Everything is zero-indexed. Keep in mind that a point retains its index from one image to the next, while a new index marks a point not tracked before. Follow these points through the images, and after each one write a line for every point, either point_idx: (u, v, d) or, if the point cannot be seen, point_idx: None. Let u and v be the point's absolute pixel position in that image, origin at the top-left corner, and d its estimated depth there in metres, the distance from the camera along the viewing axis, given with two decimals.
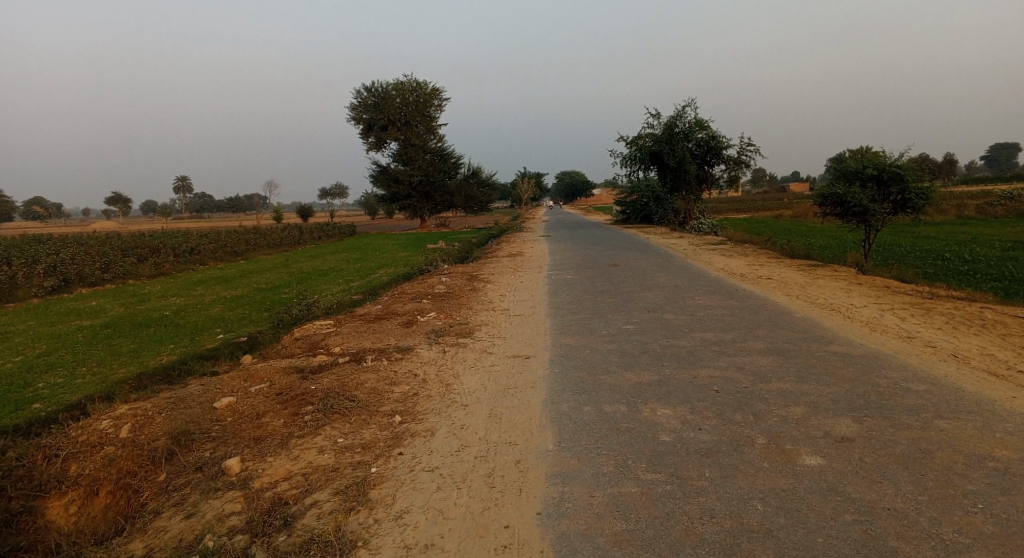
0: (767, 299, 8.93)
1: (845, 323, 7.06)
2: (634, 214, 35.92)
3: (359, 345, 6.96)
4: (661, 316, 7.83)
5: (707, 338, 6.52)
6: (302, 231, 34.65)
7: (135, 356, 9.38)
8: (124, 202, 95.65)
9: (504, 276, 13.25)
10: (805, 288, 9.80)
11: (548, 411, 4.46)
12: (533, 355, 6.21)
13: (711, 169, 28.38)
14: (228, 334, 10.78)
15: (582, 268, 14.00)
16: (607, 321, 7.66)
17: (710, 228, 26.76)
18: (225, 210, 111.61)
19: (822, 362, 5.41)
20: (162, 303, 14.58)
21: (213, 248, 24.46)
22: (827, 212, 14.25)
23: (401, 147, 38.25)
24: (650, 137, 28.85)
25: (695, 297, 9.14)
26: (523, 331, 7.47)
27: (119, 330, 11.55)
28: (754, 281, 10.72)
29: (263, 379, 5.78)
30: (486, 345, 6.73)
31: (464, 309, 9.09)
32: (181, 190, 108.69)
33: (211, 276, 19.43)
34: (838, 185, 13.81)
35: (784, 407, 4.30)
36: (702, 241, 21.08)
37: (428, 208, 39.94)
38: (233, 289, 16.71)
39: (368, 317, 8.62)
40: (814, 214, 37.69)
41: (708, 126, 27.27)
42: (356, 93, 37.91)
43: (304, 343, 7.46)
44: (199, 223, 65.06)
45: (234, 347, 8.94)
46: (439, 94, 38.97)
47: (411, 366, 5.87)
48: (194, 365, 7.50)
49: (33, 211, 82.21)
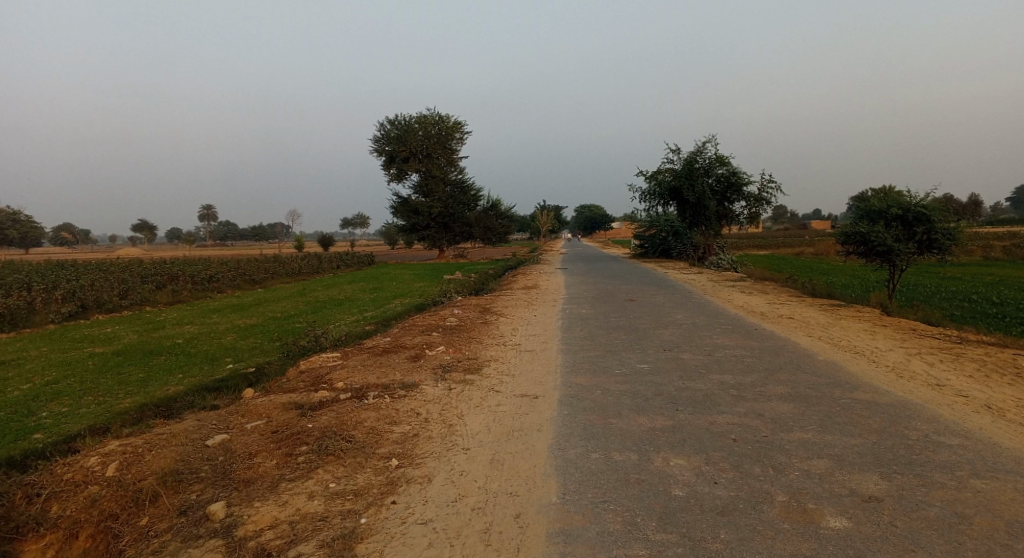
0: (788, 339, 8.56)
1: (871, 367, 6.68)
2: (652, 248, 35.66)
3: (364, 380, 6.80)
4: (676, 356, 7.53)
5: (724, 381, 6.20)
6: (321, 260, 34.97)
7: (142, 385, 9.31)
8: (152, 228, 98.13)
9: (518, 310, 13.04)
10: (827, 329, 9.41)
11: (553, 457, 4.21)
12: (541, 395, 5.97)
13: (731, 205, 28.16)
14: (237, 364, 10.69)
15: (598, 303, 13.75)
16: (620, 360, 7.39)
17: (729, 264, 26.37)
18: (249, 238, 113.66)
19: (847, 409, 5.04)
20: (176, 330, 14.64)
21: (233, 276, 24.73)
22: (850, 251, 13.87)
23: (422, 179, 38.72)
24: (669, 172, 28.81)
25: (713, 336, 8.83)
26: (533, 368, 7.24)
27: (131, 357, 11.56)
28: (774, 321, 10.35)
29: (260, 415, 5.64)
30: (493, 383, 6.51)
31: (474, 343, 8.90)
32: (208, 218, 111.09)
33: (228, 304, 19.57)
34: (861, 224, 13.47)
35: (807, 459, 3.96)
36: (721, 277, 20.72)
37: (447, 240, 40.13)
38: (248, 318, 16.74)
39: (376, 350, 8.47)
40: (835, 251, 37.03)
41: (727, 162, 27.16)
42: (379, 125, 38.64)
43: (309, 377, 7.33)
44: (222, 250, 66.19)
45: (240, 379, 8.82)
46: (461, 128, 39.55)
47: (414, 404, 5.67)
48: (198, 398, 7.39)
49: (66, 236, 84.74)
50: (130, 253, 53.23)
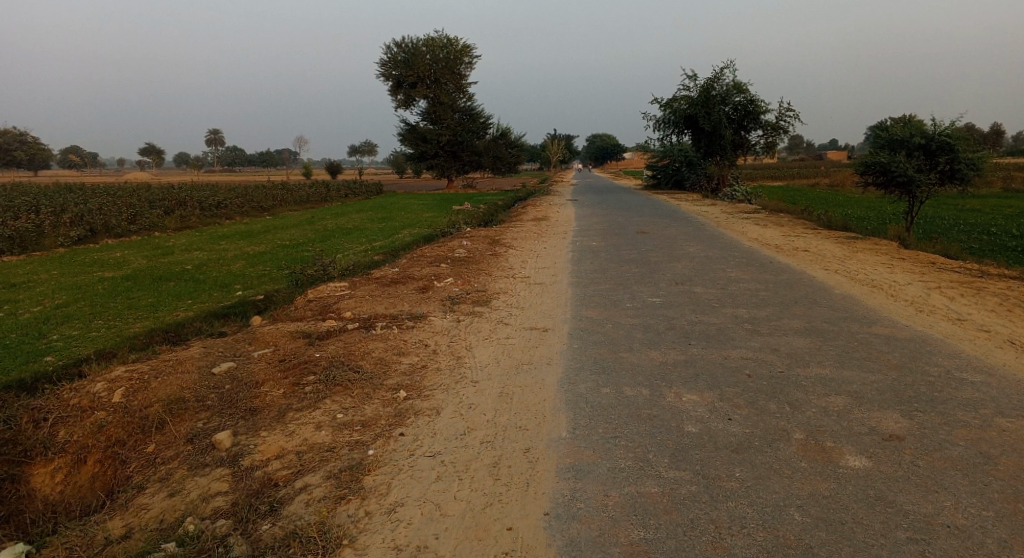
0: (803, 273, 8.34)
1: (889, 302, 6.49)
2: (663, 179, 34.84)
3: (372, 310, 6.71)
4: (689, 289, 7.36)
5: (738, 315, 6.05)
6: (328, 188, 34.50)
7: (152, 310, 9.32)
8: (159, 155, 97.19)
9: (526, 241, 12.83)
10: (844, 263, 9.16)
11: (563, 391, 4.13)
12: (550, 328, 5.88)
13: (748, 134, 27.16)
14: (246, 291, 10.66)
15: (608, 235, 13.48)
16: (631, 293, 7.24)
17: (743, 196, 25.75)
18: (255, 166, 112.36)
19: (864, 344, 4.89)
20: (185, 257, 14.59)
21: (240, 203, 24.47)
22: (868, 182, 13.36)
23: (430, 105, 37.50)
24: (684, 99, 27.64)
25: (726, 269, 8.62)
26: (543, 301, 7.12)
27: (140, 283, 11.55)
28: (789, 254, 10.09)
29: (267, 344, 5.59)
30: (502, 316, 6.41)
31: (483, 275, 8.76)
32: (213, 144, 109.54)
33: (236, 232, 19.46)
34: (881, 154, 12.90)
35: (823, 396, 3.84)
36: (735, 209, 20.27)
37: (455, 169, 39.34)
38: (256, 245, 16.64)
39: (384, 280, 8.35)
40: (853, 183, 36.03)
41: (746, 89, 25.98)
42: (385, 47, 37.03)
43: (316, 305, 7.25)
44: (229, 177, 65.49)
45: (249, 306, 8.78)
46: (470, 51, 37.82)
47: (422, 336, 5.59)
48: (206, 324, 7.36)
49: (72, 161, 84.15)
50: (137, 178, 52.70)
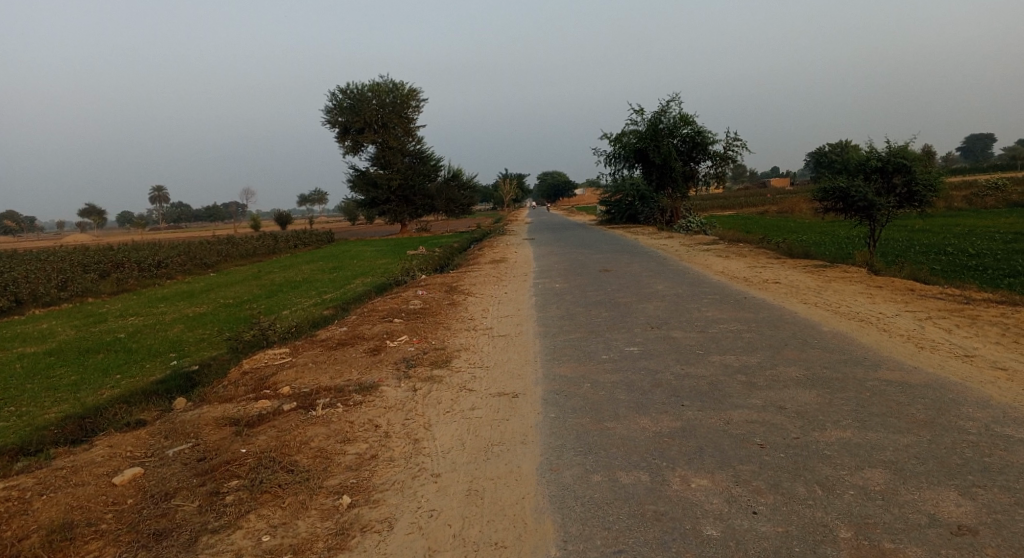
0: (782, 308, 7.92)
1: (883, 339, 6.08)
2: (618, 214, 35.05)
3: (314, 382, 5.81)
4: (668, 334, 6.78)
5: (729, 365, 5.48)
6: (277, 240, 33.19)
7: (71, 391, 8.11)
8: (97, 211, 93.23)
9: (487, 287, 12.15)
10: (820, 294, 8.84)
11: (546, 485, 3.37)
12: (521, 393, 5.14)
13: (697, 165, 27.57)
14: (183, 360, 9.53)
15: (571, 275, 12.95)
16: (605, 342, 6.62)
17: (699, 226, 25.95)
18: (202, 220, 109.02)
19: (879, 397, 4.39)
20: (117, 323, 13.24)
21: (182, 260, 22.97)
22: (827, 207, 13.34)
23: (379, 150, 36.94)
24: (633, 134, 27.94)
25: (702, 308, 8.15)
26: (509, 358, 6.39)
27: (61, 358, 10.24)
28: (761, 287, 9.73)
29: (186, 437, 4.57)
30: (464, 380, 5.62)
31: (441, 330, 7.97)
32: (158, 200, 106.14)
33: (176, 291, 18.10)
34: (840, 179, 12.92)
35: (857, 472, 3.26)
36: (695, 241, 20.25)
37: (409, 213, 38.66)
38: (199, 305, 15.39)
39: (331, 343, 7.45)
40: (800, 209, 37.11)
41: (692, 121, 26.46)
42: (331, 96, 36.55)
43: (252, 379, 6.29)
44: (173, 233, 63.08)
45: (183, 380, 7.71)
46: (418, 96, 37.68)
47: (371, 414, 4.74)
48: (128, 408, 6.32)
49: (1, 224, 79.87)
50: (73, 241, 49.72)
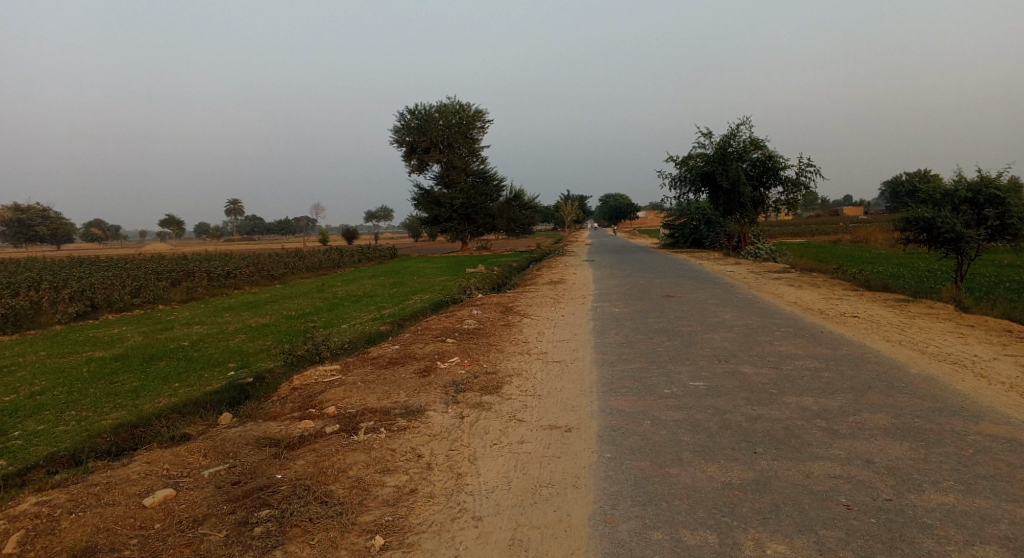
0: (863, 345, 7.20)
1: (982, 385, 5.35)
2: (681, 238, 34.03)
3: (361, 403, 5.66)
4: (736, 369, 6.24)
5: (806, 408, 4.91)
6: (341, 254, 34.17)
7: (132, 397, 8.36)
8: (182, 224, 99.81)
9: (542, 308, 11.84)
10: (905, 331, 8.02)
11: (597, 540, 3.00)
12: (574, 427, 4.78)
13: (767, 190, 26.40)
14: (240, 371, 9.70)
15: (631, 300, 12.45)
16: (666, 375, 6.15)
17: (767, 253, 24.74)
18: (275, 233, 114.57)
19: (986, 455, 3.77)
20: (183, 331, 13.77)
21: (250, 272, 23.88)
22: (909, 239, 12.30)
23: (444, 169, 37.62)
24: (700, 156, 27.12)
25: (772, 342, 7.53)
26: (564, 386, 6.03)
27: (129, 364, 10.65)
28: (838, 321, 8.96)
29: (226, 457, 4.50)
30: (514, 409, 5.30)
31: (494, 352, 7.71)
32: (236, 214, 112.35)
33: (243, 302, 18.76)
34: (923, 208, 11.89)
35: (969, 552, 2.71)
36: (763, 269, 19.25)
37: (469, 231, 39.03)
38: (262, 317, 15.85)
39: (381, 361, 7.34)
40: (877, 238, 34.93)
41: (763, 144, 25.43)
42: (399, 116, 37.66)
43: (300, 396, 6.22)
44: (247, 245, 66.45)
45: (235, 392, 7.80)
46: (482, 117, 38.22)
47: (414, 442, 4.51)
48: (179, 421, 6.38)
49: (99, 233, 86.89)
50: (157, 250, 52.96)
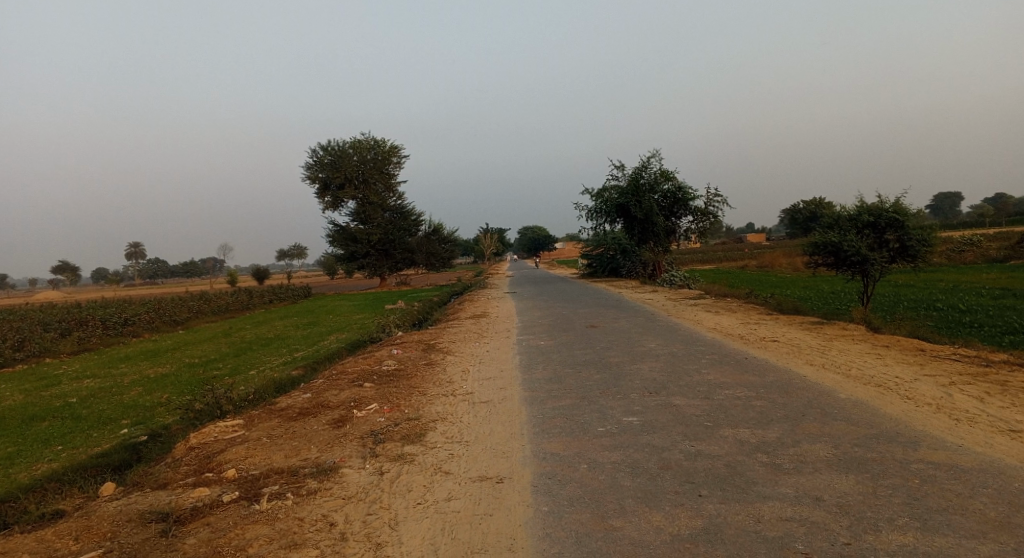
0: (789, 371, 7.33)
1: (912, 409, 5.48)
2: (600, 267, 34.86)
3: (265, 463, 4.94)
4: (668, 401, 6.12)
5: (744, 442, 4.86)
6: (251, 295, 32.12)
7: (4, 464, 7.03)
8: (69, 268, 91.18)
9: (467, 344, 11.43)
10: (825, 354, 8.30)
11: None
12: (507, 476, 4.39)
13: (678, 220, 27.64)
14: (135, 428, 8.52)
15: (556, 331, 12.32)
16: (599, 410, 5.94)
17: (682, 280, 25.65)
18: (177, 274, 106.96)
19: (931, 485, 3.78)
20: (68, 387, 12.09)
21: (152, 318, 21.71)
22: (819, 262, 13.06)
23: (359, 205, 36.68)
24: (614, 188, 28.04)
25: (701, 369, 7.55)
26: (493, 430, 5.63)
27: (3, 427, 9.09)
28: (760, 346, 9.21)
29: (100, 539, 3.49)
30: (439, 460, 4.83)
31: (415, 395, 7.17)
32: (132, 255, 104.12)
33: (139, 351, 16.93)
34: (831, 233, 12.68)
35: None
36: (680, 296, 19.90)
37: (388, 267, 38.03)
38: (162, 366, 14.30)
39: (291, 412, 6.61)
40: (780, 264, 37.33)
41: (672, 176, 26.72)
42: (311, 150, 36.49)
43: (193, 458, 5.37)
44: (144, 287, 61.47)
45: (132, 451, 6.75)
46: (398, 152, 37.85)
47: (326, 507, 3.91)
48: (60, 488, 5.35)
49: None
50: (35, 297, 47.64)
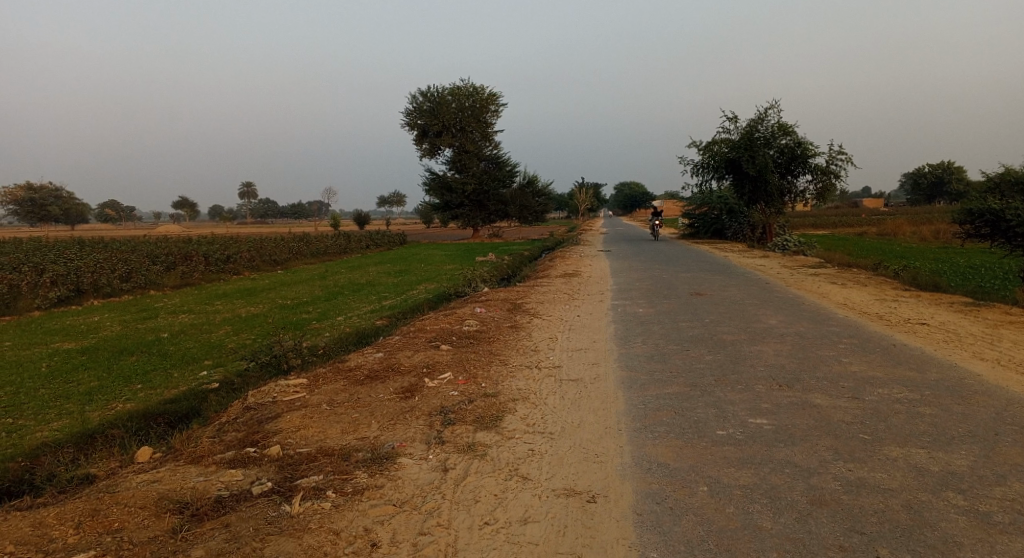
0: (956, 367, 5.69)
1: None
2: (702, 228, 32.42)
3: (317, 441, 4.30)
4: (805, 400, 4.80)
5: (924, 471, 3.49)
6: (347, 240, 32.88)
7: (84, 401, 7.06)
8: (193, 208, 99.62)
9: (555, 306, 10.41)
10: (1000, 347, 6.50)
11: None
12: (599, 495, 3.39)
13: (796, 179, 24.66)
14: (214, 372, 8.38)
15: (656, 297, 10.99)
16: (716, 405, 4.76)
17: (797, 246, 23.02)
18: (287, 218, 113.88)
19: None
20: (168, 321, 12.50)
21: (251, 257, 22.58)
22: (971, 233, 10.69)
23: (455, 154, 36.25)
24: (724, 142, 25.39)
25: (838, 358, 6.09)
26: (586, 421, 4.61)
27: (97, 359, 9.38)
28: (907, 330, 7.48)
29: (102, 532, 3.01)
30: (517, 457, 3.93)
31: (494, 365, 6.30)
32: (248, 197, 111.72)
33: (237, 289, 17.51)
34: (989, 199, 10.28)
35: None
36: (796, 263, 17.71)
37: (481, 218, 37.62)
38: (255, 306, 14.53)
39: (357, 375, 5.97)
40: (908, 231, 32.98)
41: (794, 129, 23.68)
42: (410, 97, 36.38)
43: (246, 425, 4.86)
44: (256, 230, 65.76)
45: (198, 402, 6.48)
46: (496, 100, 36.66)
47: (370, 518, 3.13)
48: (117, 447, 5.08)
49: (109, 215, 87.61)
50: (165, 231, 51.96)
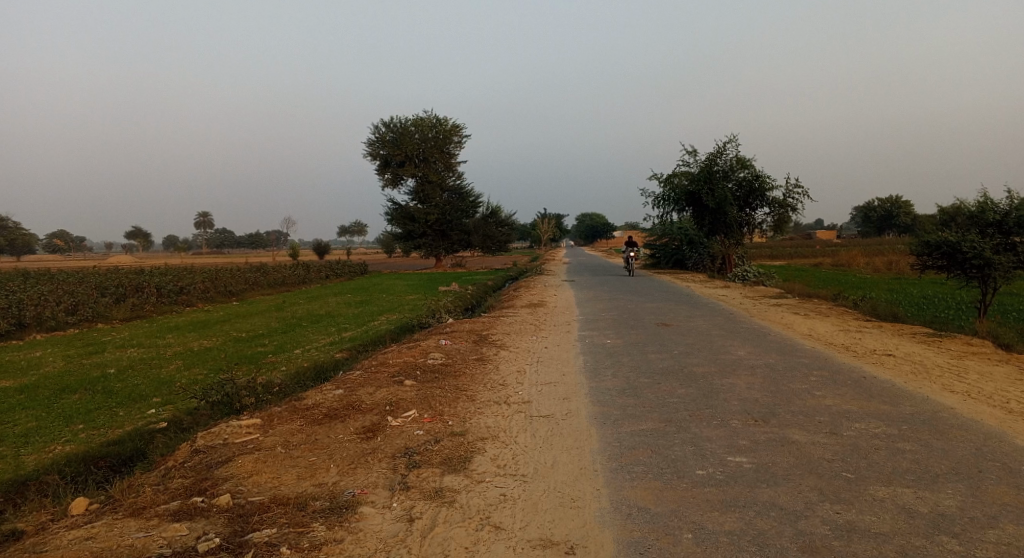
0: (927, 400, 5.72)
1: None
2: (664, 258, 32.95)
3: (271, 489, 3.93)
4: (784, 436, 4.70)
5: (913, 513, 3.39)
6: (308, 270, 32.12)
7: (15, 444, 6.45)
8: (145, 236, 96.17)
9: (523, 338, 10.21)
10: (964, 378, 6.60)
11: None
12: (580, 545, 3.15)
13: (753, 212, 25.38)
14: (163, 410, 7.83)
15: (624, 328, 10.93)
16: (695, 443, 4.61)
17: (756, 276, 23.56)
18: (245, 247, 111.07)
19: None
20: (113, 355, 11.76)
21: (206, 287, 21.72)
22: (928, 264, 11.04)
23: (418, 184, 36.13)
24: (684, 175, 26.04)
25: (811, 391, 6.06)
26: (560, 462, 4.38)
27: (32, 397, 8.67)
28: (874, 361, 7.55)
29: None
30: (489, 503, 3.66)
31: (462, 401, 6.03)
32: (203, 226, 108.66)
33: (191, 321, 16.72)
34: (945, 232, 10.66)
35: None
36: (757, 293, 18.07)
37: (445, 248, 37.38)
38: (209, 338, 13.85)
39: (316, 414, 5.60)
40: (858, 262, 34.26)
41: (749, 164, 24.46)
42: (374, 128, 36.27)
43: (192, 470, 4.44)
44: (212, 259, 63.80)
45: (143, 444, 5.98)
46: (460, 131, 36.88)
47: None
48: (48, 497, 4.59)
49: (54, 243, 83.72)
50: (114, 261, 49.93)
